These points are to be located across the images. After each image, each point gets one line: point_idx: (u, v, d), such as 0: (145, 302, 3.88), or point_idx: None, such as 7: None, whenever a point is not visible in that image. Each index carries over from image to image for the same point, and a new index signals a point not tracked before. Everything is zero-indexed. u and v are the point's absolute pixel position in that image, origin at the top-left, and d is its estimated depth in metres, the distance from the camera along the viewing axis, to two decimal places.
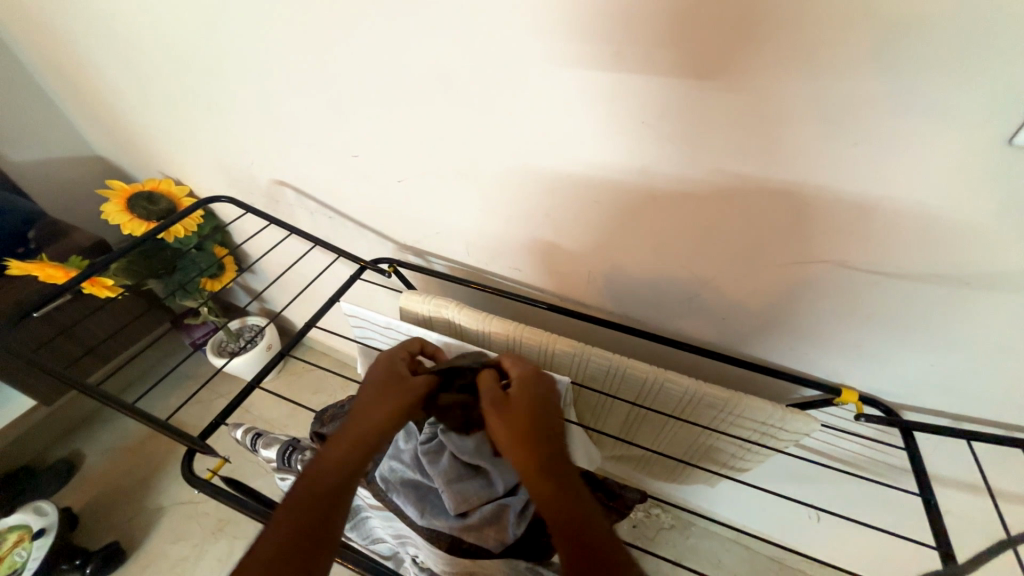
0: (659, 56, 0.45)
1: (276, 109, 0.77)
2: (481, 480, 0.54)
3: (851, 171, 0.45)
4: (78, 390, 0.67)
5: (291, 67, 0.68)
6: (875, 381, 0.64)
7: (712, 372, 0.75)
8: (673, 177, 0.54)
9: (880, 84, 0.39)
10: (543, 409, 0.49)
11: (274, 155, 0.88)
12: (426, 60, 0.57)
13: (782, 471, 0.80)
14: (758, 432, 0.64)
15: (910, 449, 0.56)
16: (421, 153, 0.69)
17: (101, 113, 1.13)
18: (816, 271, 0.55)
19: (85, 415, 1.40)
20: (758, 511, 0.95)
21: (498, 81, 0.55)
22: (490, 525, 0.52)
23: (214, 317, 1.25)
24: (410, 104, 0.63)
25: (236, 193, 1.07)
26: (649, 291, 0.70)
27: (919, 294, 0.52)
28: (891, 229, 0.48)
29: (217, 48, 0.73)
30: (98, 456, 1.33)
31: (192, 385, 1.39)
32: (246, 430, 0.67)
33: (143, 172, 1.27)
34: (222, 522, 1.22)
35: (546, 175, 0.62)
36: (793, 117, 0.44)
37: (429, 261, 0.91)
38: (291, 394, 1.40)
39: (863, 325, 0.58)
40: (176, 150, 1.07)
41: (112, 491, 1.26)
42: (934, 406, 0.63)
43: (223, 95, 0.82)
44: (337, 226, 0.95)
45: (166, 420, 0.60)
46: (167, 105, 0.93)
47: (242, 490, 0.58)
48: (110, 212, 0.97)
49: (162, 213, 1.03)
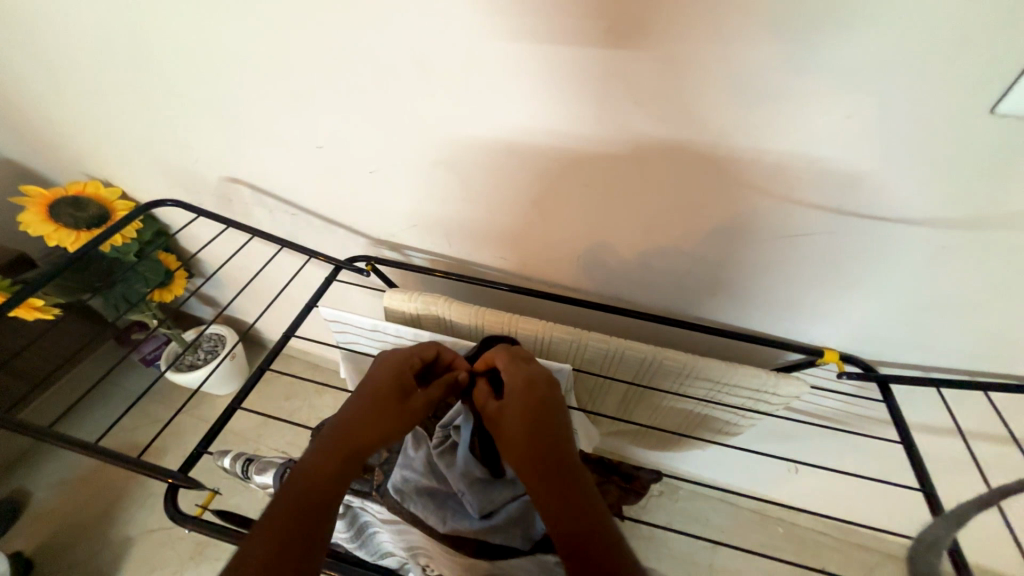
0: (660, 28, 0.43)
1: (223, 101, 0.70)
2: (503, 480, 0.53)
3: (845, 140, 0.46)
4: (26, 433, 0.59)
5: (239, 53, 0.61)
6: (855, 341, 0.68)
7: (702, 345, 0.78)
8: (669, 155, 0.53)
9: (876, 51, 0.40)
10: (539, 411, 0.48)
11: (223, 150, 0.79)
12: (398, 41, 0.52)
13: (768, 433, 0.85)
14: (751, 399, 0.67)
15: (888, 400, 0.60)
16: (395, 143, 0.65)
17: (0, 108, 0.97)
18: (804, 242, 0.57)
19: (23, 450, 1.25)
20: (741, 469, 1.01)
21: (481, 62, 0.51)
22: (516, 524, 0.52)
23: (168, 330, 1.15)
24: (380, 88, 0.58)
25: (180, 193, 0.97)
26: (640, 272, 0.70)
27: (898, 258, 0.55)
28: (878, 195, 0.50)
29: (144, 31, 0.64)
30: (47, 492, 1.21)
31: (151, 406, 1.28)
32: (235, 457, 0.62)
33: (62, 173, 1.11)
34: (201, 545, 1.15)
35: (534, 160, 0.59)
36: (795, 87, 0.44)
37: (407, 255, 0.87)
38: (263, 404, 1.32)
39: (846, 288, 0.61)
40: (102, 148, 0.94)
41: (69, 527, 1.16)
42: (904, 359, 0.68)
43: (155, 85, 0.72)
44: (302, 224, 0.89)
45: (140, 458, 0.55)
46: (87, 97, 0.82)
47: (241, 523, 0.54)
48: (29, 221, 0.85)
49: (94, 219, 0.91)
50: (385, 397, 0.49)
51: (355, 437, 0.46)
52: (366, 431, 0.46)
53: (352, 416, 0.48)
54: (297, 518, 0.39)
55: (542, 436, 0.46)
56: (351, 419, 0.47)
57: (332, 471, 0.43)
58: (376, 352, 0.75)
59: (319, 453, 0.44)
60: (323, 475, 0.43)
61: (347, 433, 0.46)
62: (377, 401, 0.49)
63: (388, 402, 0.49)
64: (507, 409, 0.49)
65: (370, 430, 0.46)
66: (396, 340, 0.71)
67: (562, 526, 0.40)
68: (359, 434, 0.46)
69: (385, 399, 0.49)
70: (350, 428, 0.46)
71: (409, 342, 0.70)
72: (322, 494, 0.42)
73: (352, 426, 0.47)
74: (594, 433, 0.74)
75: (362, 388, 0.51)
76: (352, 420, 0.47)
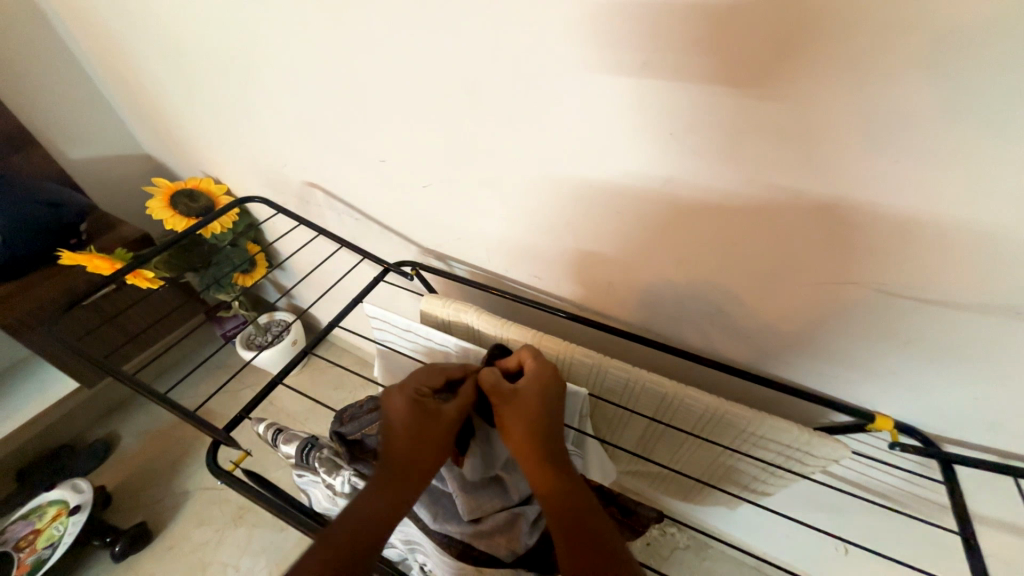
0: (691, 65, 0.44)
1: (309, 115, 0.81)
2: (495, 490, 0.55)
3: (895, 187, 0.42)
4: (116, 378, 0.71)
5: (322, 74, 0.71)
6: (914, 411, 0.61)
7: (736, 390, 0.73)
8: (702, 189, 0.52)
9: (932, 94, 0.37)
10: (548, 406, 0.51)
11: (306, 157, 0.91)
12: (453, 65, 0.58)
13: (807, 497, 0.79)
14: (783, 456, 0.63)
15: (949, 482, 0.54)
16: (444, 159, 0.71)
17: (149, 114, 1.20)
18: (854, 294, 0.52)
19: (121, 399, 1.47)
20: (779, 539, 0.92)
21: (523, 87, 0.55)
22: (505, 534, 0.53)
23: (245, 311, 1.30)
24: (437, 107, 0.64)
25: (269, 193, 1.11)
26: (670, 304, 0.68)
27: (966, 324, 0.49)
28: (938, 250, 0.45)
29: (256, 55, 0.77)
30: (131, 438, 1.39)
31: (222, 377, 1.45)
32: (268, 425, 0.69)
33: (185, 170, 1.34)
34: (242, 510, 1.25)
35: (571, 184, 0.61)
36: (840, 127, 0.41)
37: (450, 266, 0.92)
38: (313, 389, 1.44)
39: (903, 350, 0.55)
40: (217, 150, 1.12)
41: (143, 473, 1.32)
42: (977, 440, 0.59)
43: (259, 99, 0.86)
44: (363, 228, 0.98)
45: (194, 412, 0.63)
46: (211, 108, 0.99)
47: (261, 482, 0.59)
48: (153, 207, 1.02)
49: (202, 210, 1.07)
50: (434, 430, 0.50)
51: (413, 474, 0.48)
52: (419, 468, 0.48)
53: (404, 451, 0.49)
54: (356, 555, 0.42)
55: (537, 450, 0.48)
56: (404, 455, 0.48)
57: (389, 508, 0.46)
58: (407, 351, 0.81)
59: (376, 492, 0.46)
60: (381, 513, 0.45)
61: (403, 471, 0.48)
62: (419, 436, 0.49)
63: (440, 439, 0.50)
64: (508, 409, 0.50)
65: (425, 468, 0.48)
66: (424, 342, 0.75)
67: (560, 528, 0.44)
68: (412, 473, 0.48)
69: (435, 432, 0.50)
70: (401, 464, 0.48)
71: (436, 346, 0.74)
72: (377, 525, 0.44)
73: (405, 463, 0.48)
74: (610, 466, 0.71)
75: (402, 416, 0.50)
76: (403, 460, 0.48)
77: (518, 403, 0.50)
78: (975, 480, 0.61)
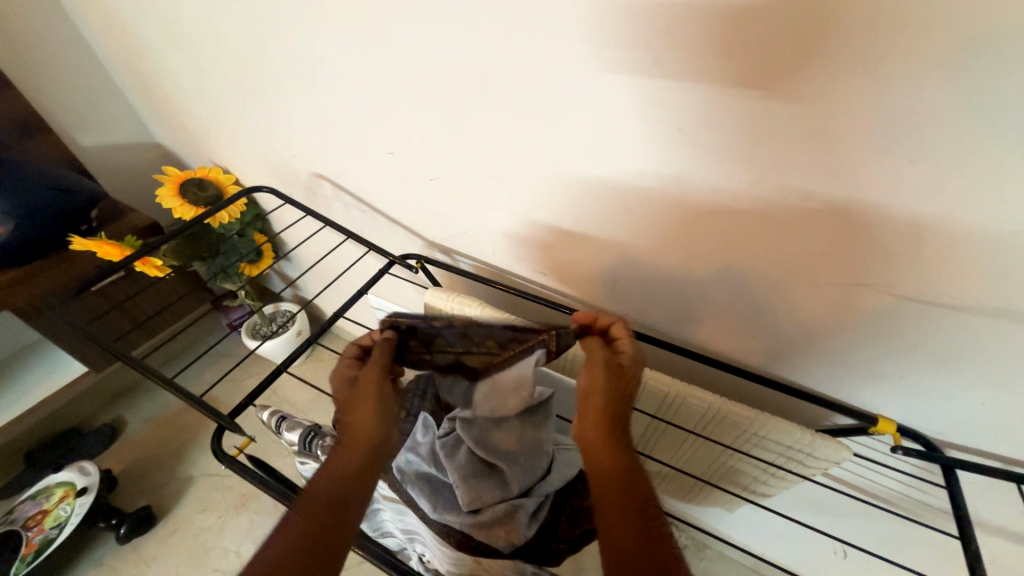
0: (703, 63, 0.44)
1: (319, 107, 0.81)
2: (494, 482, 0.55)
3: (907, 190, 0.42)
4: (124, 363, 0.72)
5: (334, 67, 0.72)
6: (918, 415, 0.60)
7: (739, 390, 0.73)
8: (709, 187, 0.52)
9: (948, 95, 0.36)
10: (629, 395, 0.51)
11: (314, 149, 0.92)
12: (461, 59, 0.58)
13: (806, 500, 0.79)
14: (784, 457, 0.63)
15: (951, 487, 0.54)
16: (453, 155, 0.71)
17: (160, 103, 1.21)
18: (860, 297, 0.52)
19: (128, 385, 1.49)
20: (778, 540, 0.92)
21: (532, 81, 0.55)
22: (502, 525, 0.53)
23: (251, 300, 1.32)
24: (445, 100, 0.64)
25: (277, 183, 1.12)
26: (675, 302, 0.68)
27: (975, 329, 0.48)
28: (948, 255, 0.44)
29: (267, 46, 0.77)
30: (138, 424, 1.41)
31: (227, 365, 1.46)
32: (272, 412, 0.70)
33: (195, 159, 1.35)
34: (245, 497, 1.27)
35: (578, 181, 0.61)
36: (854, 127, 0.41)
37: (455, 260, 0.92)
38: (317, 380, 1.45)
39: (910, 354, 0.55)
40: (227, 140, 1.13)
41: (148, 458, 1.34)
42: (981, 446, 0.59)
43: (270, 91, 0.86)
44: (369, 220, 0.98)
45: (200, 397, 0.64)
46: (222, 98, 0.99)
47: (264, 469, 0.59)
48: (163, 196, 1.03)
49: (211, 199, 1.08)
50: (367, 392, 0.50)
51: (359, 436, 0.48)
52: (363, 429, 0.48)
53: (348, 421, 0.49)
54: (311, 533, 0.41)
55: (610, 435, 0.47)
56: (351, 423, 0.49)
57: (343, 474, 0.45)
58: None
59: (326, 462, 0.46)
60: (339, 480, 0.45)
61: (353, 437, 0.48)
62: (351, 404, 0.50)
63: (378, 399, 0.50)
64: (604, 376, 0.50)
65: (371, 428, 0.48)
66: None
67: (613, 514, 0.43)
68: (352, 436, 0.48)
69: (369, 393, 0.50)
70: (343, 438, 0.48)
71: None
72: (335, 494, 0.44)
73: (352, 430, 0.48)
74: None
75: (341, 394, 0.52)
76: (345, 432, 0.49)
77: (620, 377, 0.50)
78: (977, 486, 0.61)
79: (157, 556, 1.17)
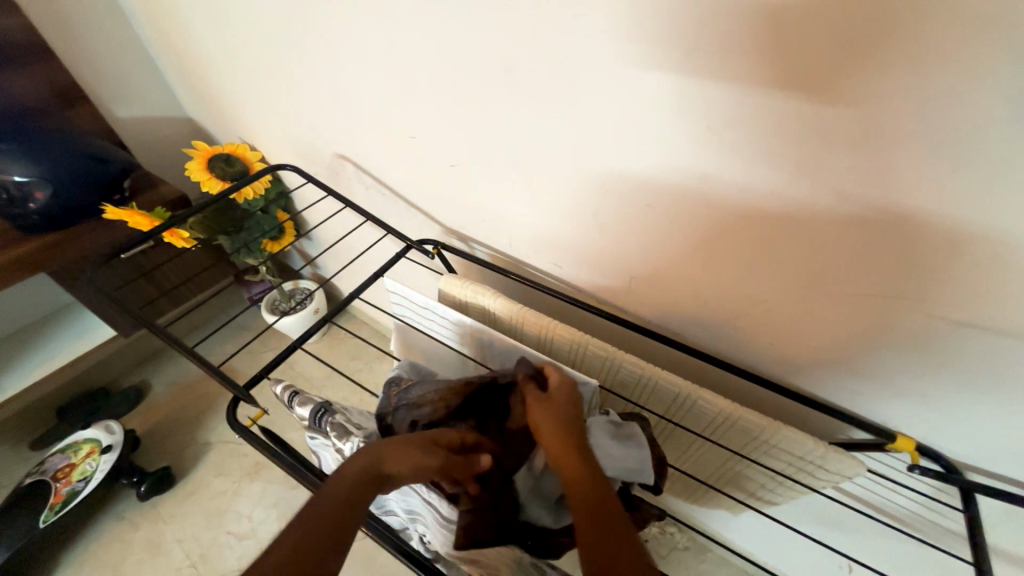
0: (737, 58, 0.42)
1: (343, 88, 0.82)
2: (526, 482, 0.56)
3: (948, 201, 0.40)
4: (148, 329, 0.74)
5: (361, 51, 0.72)
6: (939, 435, 0.58)
7: (752, 397, 0.72)
8: (735, 186, 0.51)
9: (1000, 104, 0.34)
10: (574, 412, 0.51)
11: (339, 129, 0.92)
12: (490, 45, 0.57)
13: (813, 512, 0.77)
14: (793, 467, 0.61)
15: (968, 511, 0.52)
16: (474, 143, 0.71)
17: (192, 77, 1.23)
18: (890, 310, 0.50)
19: (153, 351, 1.55)
20: (781, 550, 0.90)
21: (559, 73, 0.54)
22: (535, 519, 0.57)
23: (271, 276, 1.35)
24: (470, 87, 0.64)
25: (301, 162, 1.14)
26: (691, 303, 0.67)
27: (1012, 352, 0.46)
28: (988, 272, 0.42)
29: (298, 24, 0.77)
30: (161, 388, 1.47)
31: (246, 338, 1.51)
32: (285, 387, 0.71)
33: (223, 134, 1.37)
34: (257, 466, 1.32)
35: (598, 176, 0.61)
36: (896, 130, 0.39)
37: (472, 247, 0.92)
38: (332, 357, 1.48)
39: (937, 372, 0.52)
40: (254, 117, 1.14)
41: (170, 421, 1.40)
42: (1005, 472, 0.56)
43: (297, 68, 0.86)
44: (389, 203, 0.99)
45: (218, 367, 0.66)
46: (252, 75, 1.00)
47: (276, 441, 0.61)
48: (192, 169, 1.05)
49: (237, 174, 1.10)
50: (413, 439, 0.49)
51: (386, 467, 0.47)
52: (397, 461, 0.47)
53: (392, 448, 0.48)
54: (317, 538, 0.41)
55: (562, 430, 0.49)
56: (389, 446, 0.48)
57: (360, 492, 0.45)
58: (423, 328, 0.82)
59: (355, 473, 0.46)
60: (348, 494, 0.45)
61: (381, 459, 0.47)
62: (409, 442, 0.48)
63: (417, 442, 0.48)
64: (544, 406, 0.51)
65: (398, 461, 0.47)
66: (441, 321, 0.76)
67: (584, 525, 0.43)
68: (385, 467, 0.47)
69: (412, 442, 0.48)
70: (384, 459, 0.47)
71: (451, 325, 0.75)
72: (341, 514, 0.43)
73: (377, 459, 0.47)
74: (647, 467, 0.56)
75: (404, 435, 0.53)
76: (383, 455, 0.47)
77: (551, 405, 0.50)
78: (998, 513, 0.59)
79: (174, 514, 1.23)
